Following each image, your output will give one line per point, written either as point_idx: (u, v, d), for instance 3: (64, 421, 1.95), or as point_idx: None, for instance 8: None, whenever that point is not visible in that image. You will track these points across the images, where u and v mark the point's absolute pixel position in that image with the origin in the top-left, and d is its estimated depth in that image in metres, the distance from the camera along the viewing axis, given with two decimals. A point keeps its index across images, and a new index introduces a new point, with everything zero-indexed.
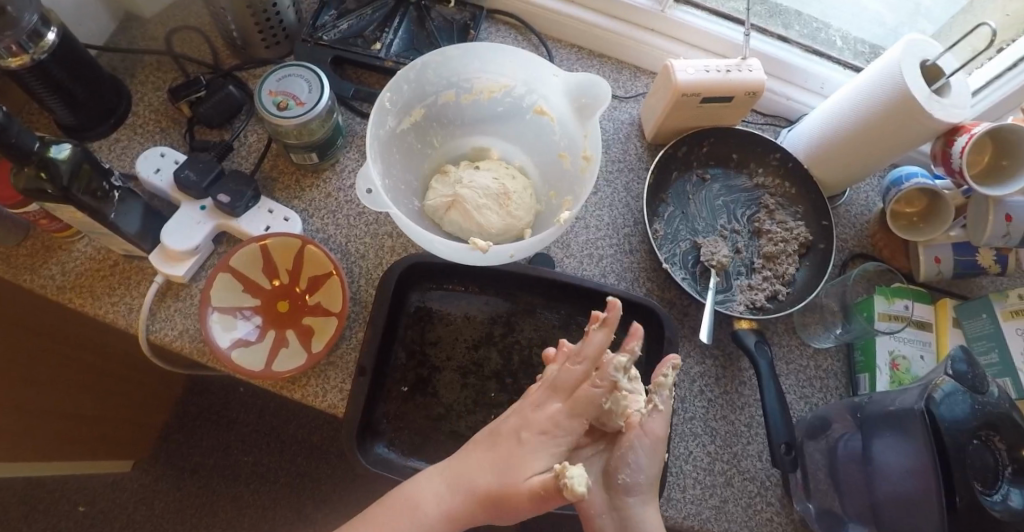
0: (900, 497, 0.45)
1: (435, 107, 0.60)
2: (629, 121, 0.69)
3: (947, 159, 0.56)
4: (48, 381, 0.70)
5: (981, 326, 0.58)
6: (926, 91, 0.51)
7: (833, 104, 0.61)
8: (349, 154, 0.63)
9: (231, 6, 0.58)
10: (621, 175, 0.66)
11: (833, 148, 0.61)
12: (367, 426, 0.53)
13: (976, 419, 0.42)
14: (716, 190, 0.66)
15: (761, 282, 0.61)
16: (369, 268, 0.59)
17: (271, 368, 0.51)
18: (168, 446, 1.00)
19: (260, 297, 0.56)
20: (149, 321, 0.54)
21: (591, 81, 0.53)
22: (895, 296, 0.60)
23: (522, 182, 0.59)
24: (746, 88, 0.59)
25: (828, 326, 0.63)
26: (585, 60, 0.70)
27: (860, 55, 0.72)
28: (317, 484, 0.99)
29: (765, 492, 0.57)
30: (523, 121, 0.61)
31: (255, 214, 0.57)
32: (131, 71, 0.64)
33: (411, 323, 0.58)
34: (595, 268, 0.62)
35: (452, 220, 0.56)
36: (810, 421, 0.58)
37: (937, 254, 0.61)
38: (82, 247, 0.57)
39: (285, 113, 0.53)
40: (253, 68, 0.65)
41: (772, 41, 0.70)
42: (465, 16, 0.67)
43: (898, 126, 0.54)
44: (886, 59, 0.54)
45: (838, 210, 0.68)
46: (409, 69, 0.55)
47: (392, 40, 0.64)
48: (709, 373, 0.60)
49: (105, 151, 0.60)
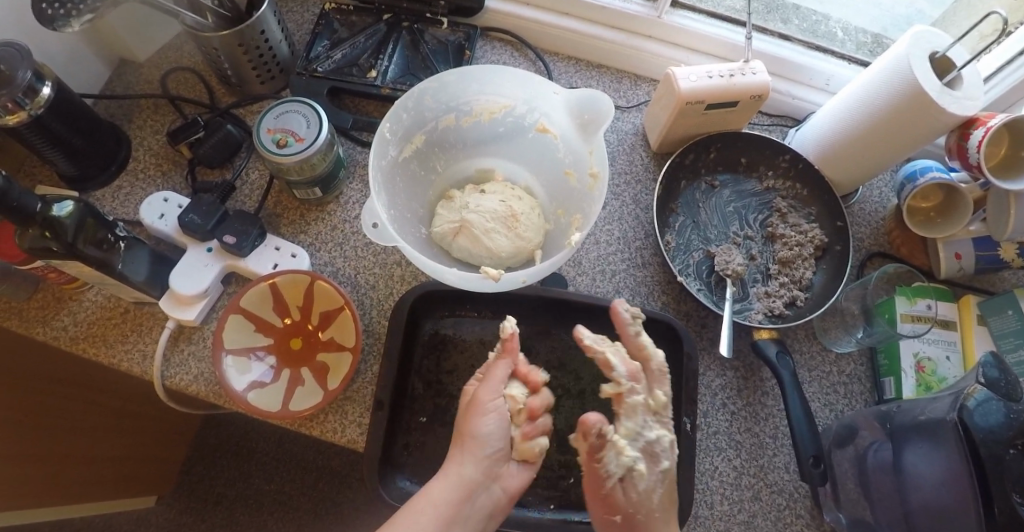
0: (939, 508, 0.43)
1: (435, 132, 0.59)
2: (633, 131, 0.67)
3: (963, 154, 0.54)
4: (70, 428, 0.70)
5: (1007, 323, 0.56)
6: (938, 84, 0.50)
7: (840, 102, 0.59)
8: (352, 185, 0.63)
9: (224, 45, 0.57)
10: (629, 186, 0.65)
11: (842, 146, 0.60)
12: (388, 461, 0.52)
13: (1014, 429, 0.40)
14: (726, 195, 0.64)
15: (779, 288, 0.60)
16: (380, 300, 0.59)
17: (288, 408, 0.51)
18: (190, 478, 1.00)
19: (272, 336, 0.56)
20: (164, 367, 0.54)
21: (592, 97, 0.52)
22: (917, 296, 0.58)
23: (528, 202, 0.58)
24: (751, 92, 0.58)
25: (850, 330, 0.61)
26: (584, 72, 0.69)
27: (863, 47, 0.70)
28: (339, 510, 0.99)
29: (794, 503, 0.56)
30: (526, 139, 0.60)
31: (262, 253, 0.57)
32: (128, 116, 0.64)
33: (426, 352, 0.57)
34: (608, 284, 0.61)
35: (461, 245, 0.55)
36: (837, 429, 0.57)
37: (957, 250, 0.59)
38: (93, 297, 0.57)
39: (285, 151, 0.53)
40: (250, 104, 0.65)
41: (772, 40, 0.68)
42: (459, 36, 0.66)
43: (907, 122, 0.53)
44: (892, 55, 0.52)
45: (852, 208, 0.67)
46: (406, 97, 0.54)
47: (387, 66, 0.64)
48: (730, 385, 0.59)
49: (109, 199, 0.60)
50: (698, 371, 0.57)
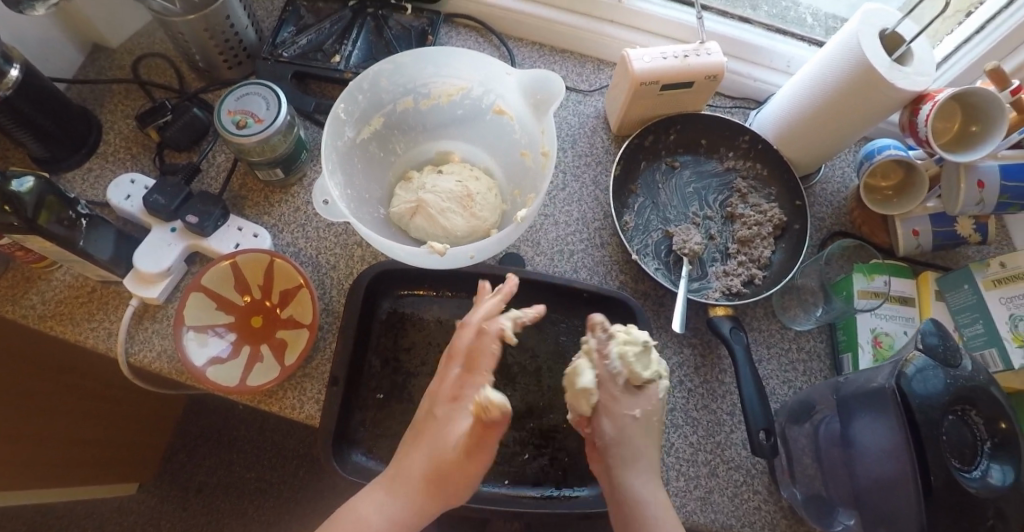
0: (881, 478, 0.43)
1: (394, 114, 0.60)
2: (595, 115, 0.68)
3: (913, 129, 0.54)
4: (46, 409, 0.71)
5: (964, 297, 0.56)
6: (886, 60, 0.50)
7: (797, 81, 0.60)
8: (316, 167, 0.64)
9: (189, 31, 0.59)
10: (589, 168, 0.66)
11: (800, 126, 0.60)
12: (343, 435, 0.53)
13: (950, 395, 0.41)
14: (686, 176, 0.65)
15: (737, 267, 0.60)
16: (341, 279, 0.60)
17: (246, 383, 0.52)
18: (173, 466, 1.01)
19: (234, 313, 0.57)
20: (128, 344, 0.55)
21: (544, 77, 0.53)
22: (874, 272, 0.59)
23: (485, 183, 0.59)
24: (705, 73, 0.58)
25: (809, 308, 0.62)
26: (547, 56, 0.70)
27: (832, 32, 0.70)
28: (319, 497, 1.00)
29: (751, 480, 0.56)
30: (484, 122, 0.61)
31: (225, 232, 0.58)
32: (100, 100, 0.65)
33: (384, 329, 0.58)
34: (566, 264, 0.61)
35: (417, 225, 0.56)
36: (793, 406, 0.57)
37: (915, 227, 0.59)
38: (61, 276, 0.58)
39: (244, 131, 0.54)
40: (218, 89, 0.66)
41: (733, 23, 0.69)
42: (423, 22, 0.68)
43: (860, 99, 0.53)
44: (844, 33, 0.53)
45: (813, 188, 0.67)
46: (361, 79, 0.55)
47: (351, 51, 0.65)
48: (687, 362, 0.60)
49: (78, 182, 0.61)
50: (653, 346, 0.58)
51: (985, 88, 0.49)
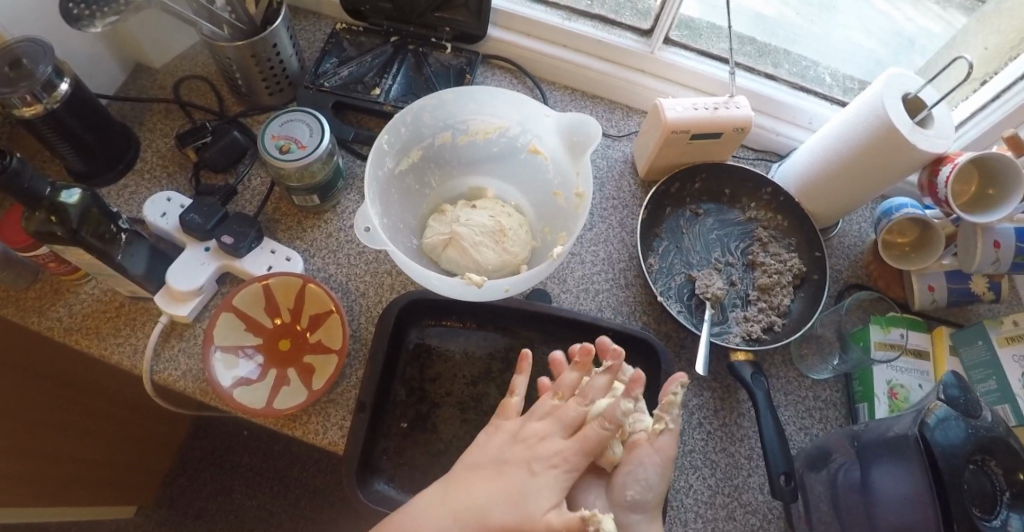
0: (901, 525, 0.44)
1: (432, 148, 0.62)
2: (622, 159, 0.71)
3: (933, 190, 0.57)
4: (57, 426, 0.70)
5: (978, 352, 0.58)
6: (908, 122, 0.53)
7: (819, 138, 0.62)
8: (350, 196, 0.65)
9: (236, 56, 0.61)
10: (616, 210, 0.68)
11: (822, 180, 0.63)
12: (366, 463, 0.53)
13: (971, 444, 0.41)
14: (709, 223, 0.67)
15: (757, 313, 0.62)
16: (370, 306, 0.60)
17: (272, 407, 0.52)
18: (171, 489, 0.99)
19: (262, 336, 0.57)
20: (154, 361, 0.55)
21: (581, 121, 0.55)
22: (890, 325, 0.61)
23: (517, 219, 0.60)
24: (733, 125, 0.61)
25: (825, 356, 0.63)
26: (578, 101, 0.73)
27: (850, 92, 0.73)
28: (317, 527, 0.97)
29: (768, 525, 0.56)
30: (518, 160, 0.63)
31: (258, 255, 0.59)
32: (139, 118, 0.67)
33: (411, 359, 0.58)
34: (591, 302, 0.62)
35: (449, 257, 0.57)
36: (810, 452, 0.58)
37: (930, 283, 0.61)
38: (90, 289, 0.58)
39: (287, 157, 0.55)
40: (258, 114, 0.68)
41: (757, 79, 0.73)
42: (461, 61, 0.70)
43: (882, 158, 0.56)
44: (868, 95, 0.55)
45: (830, 241, 0.69)
46: (405, 113, 0.57)
47: (391, 85, 0.67)
48: (707, 405, 0.60)
49: (114, 196, 0.62)
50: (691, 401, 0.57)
51: (1004, 155, 0.52)
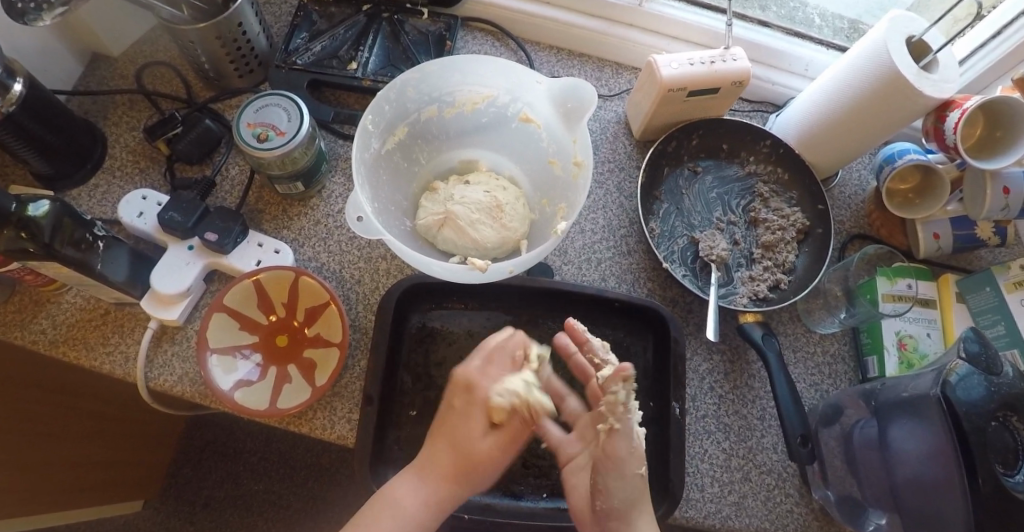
0: (921, 482, 0.44)
1: (418, 123, 0.59)
2: (615, 120, 0.68)
3: (940, 136, 0.55)
4: (50, 431, 0.68)
5: (986, 299, 0.58)
6: (914, 67, 0.51)
7: (819, 86, 0.60)
8: (334, 178, 0.62)
9: (199, 38, 0.56)
10: (613, 175, 0.65)
11: (822, 130, 0.61)
12: (378, 455, 0.52)
13: (993, 402, 0.42)
14: (709, 181, 0.65)
15: (763, 272, 0.61)
16: (367, 294, 0.58)
17: (276, 406, 0.50)
18: (177, 482, 0.99)
19: (258, 333, 0.55)
20: (148, 369, 0.53)
21: (575, 85, 0.52)
22: (897, 276, 0.60)
23: (513, 192, 0.58)
24: (731, 78, 0.58)
25: (832, 310, 0.62)
26: (566, 60, 0.70)
27: (840, 32, 0.72)
28: (329, 506, 0.98)
29: (783, 483, 0.57)
30: (509, 130, 0.60)
31: (245, 249, 0.56)
32: (102, 112, 0.62)
33: (414, 344, 0.57)
34: (594, 273, 0.61)
35: (446, 237, 0.54)
36: (822, 409, 0.58)
37: (936, 231, 0.60)
38: (71, 298, 0.56)
39: (265, 145, 0.52)
40: (228, 98, 0.64)
41: (749, 26, 0.69)
42: (440, 27, 0.66)
43: (886, 106, 0.54)
44: (870, 39, 0.53)
45: (831, 191, 0.68)
46: (388, 89, 0.54)
47: (367, 57, 0.63)
48: (717, 369, 0.60)
49: (85, 198, 0.58)
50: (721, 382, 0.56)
51: (1013, 96, 0.51)
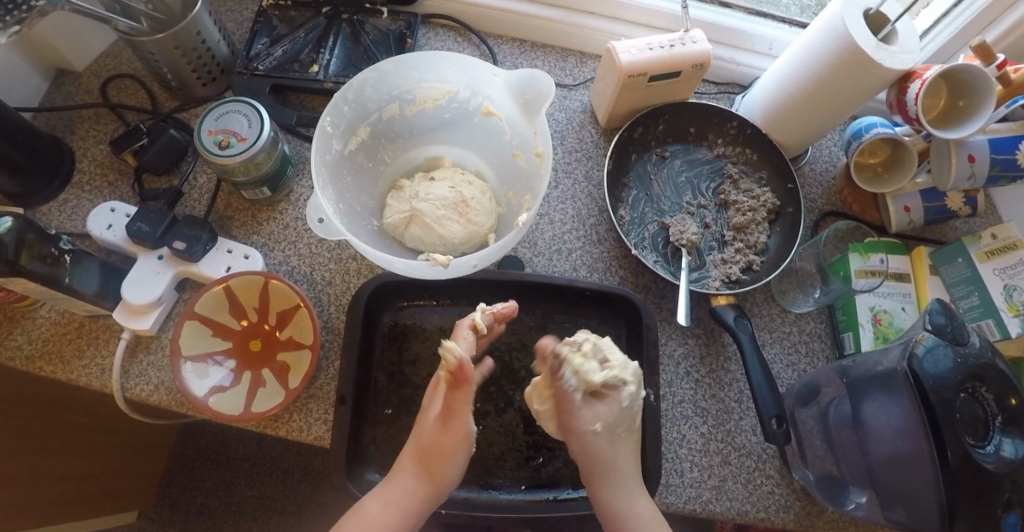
0: (893, 457, 0.44)
1: (380, 122, 0.59)
2: (582, 109, 0.68)
3: (903, 108, 0.55)
4: (39, 446, 0.68)
5: (959, 270, 0.58)
6: (872, 40, 0.50)
7: (782, 65, 0.60)
8: (302, 181, 0.62)
9: (159, 49, 0.57)
10: (581, 164, 0.65)
11: (788, 109, 0.61)
12: (354, 453, 0.52)
13: (960, 374, 0.42)
14: (678, 166, 0.65)
15: (734, 254, 0.60)
16: (338, 295, 0.58)
17: (250, 410, 0.51)
18: (173, 492, 0.99)
19: (231, 339, 0.55)
20: (124, 379, 0.54)
21: (532, 76, 0.52)
22: (870, 251, 0.60)
23: (478, 186, 0.58)
24: (692, 61, 0.58)
25: (806, 290, 0.62)
26: (530, 52, 0.70)
27: (805, 10, 0.72)
28: (324, 508, 0.99)
29: (763, 465, 0.57)
30: (472, 124, 0.60)
31: (215, 256, 0.57)
32: (69, 127, 0.63)
33: (387, 342, 0.57)
34: (565, 263, 0.61)
35: (412, 235, 0.55)
36: (800, 388, 0.58)
37: (906, 203, 0.60)
38: (45, 313, 0.56)
39: (227, 151, 0.52)
40: (193, 107, 0.64)
41: (712, 8, 0.69)
42: (400, 25, 0.66)
43: (848, 80, 0.53)
44: (828, 15, 0.52)
45: (802, 169, 0.67)
46: (345, 90, 0.54)
47: (329, 59, 0.63)
48: (692, 353, 0.60)
49: (55, 214, 0.59)
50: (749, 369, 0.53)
51: (972, 64, 0.50)
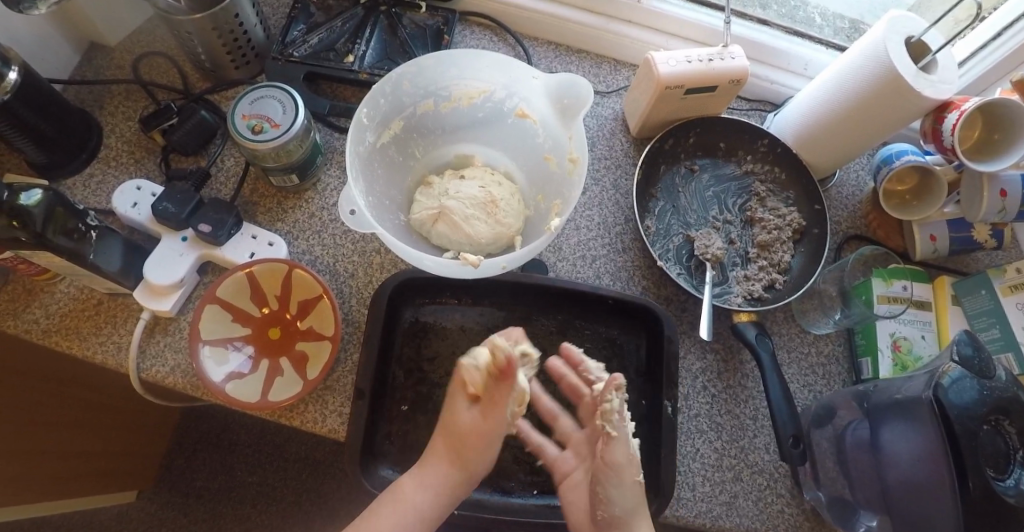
0: (912, 484, 0.44)
1: (414, 117, 0.58)
2: (612, 117, 0.67)
3: (937, 137, 0.55)
4: (44, 420, 0.68)
5: (981, 302, 0.58)
6: (913, 67, 0.50)
7: (817, 85, 0.60)
8: (330, 171, 0.62)
9: (196, 29, 0.56)
10: (609, 172, 0.65)
11: (820, 130, 0.61)
12: (369, 449, 0.52)
13: (985, 406, 0.42)
14: (706, 180, 0.65)
15: (758, 271, 0.60)
16: (361, 288, 0.58)
17: (267, 398, 0.50)
18: (171, 474, 0.99)
19: (250, 326, 0.55)
20: (140, 359, 0.53)
21: (572, 81, 0.52)
22: (892, 278, 0.59)
23: (508, 188, 0.57)
24: (730, 77, 0.58)
25: (827, 312, 0.62)
26: (564, 57, 0.70)
27: (841, 32, 0.72)
28: (323, 499, 0.98)
29: (775, 483, 0.57)
30: (505, 125, 0.60)
31: (239, 241, 0.56)
32: (98, 102, 0.62)
33: (408, 338, 0.57)
34: (588, 270, 0.61)
35: (440, 232, 0.54)
36: (816, 409, 0.58)
37: (932, 233, 0.60)
38: (64, 288, 0.56)
39: (260, 137, 0.52)
40: (225, 90, 0.64)
41: (748, 24, 0.69)
42: (438, 20, 0.66)
43: (884, 106, 0.53)
44: (869, 39, 0.52)
45: (829, 191, 0.68)
46: (383, 82, 0.53)
47: (364, 50, 0.63)
48: (710, 368, 0.60)
49: (80, 188, 0.58)
50: (769, 380, 0.54)
51: (1012, 99, 0.50)
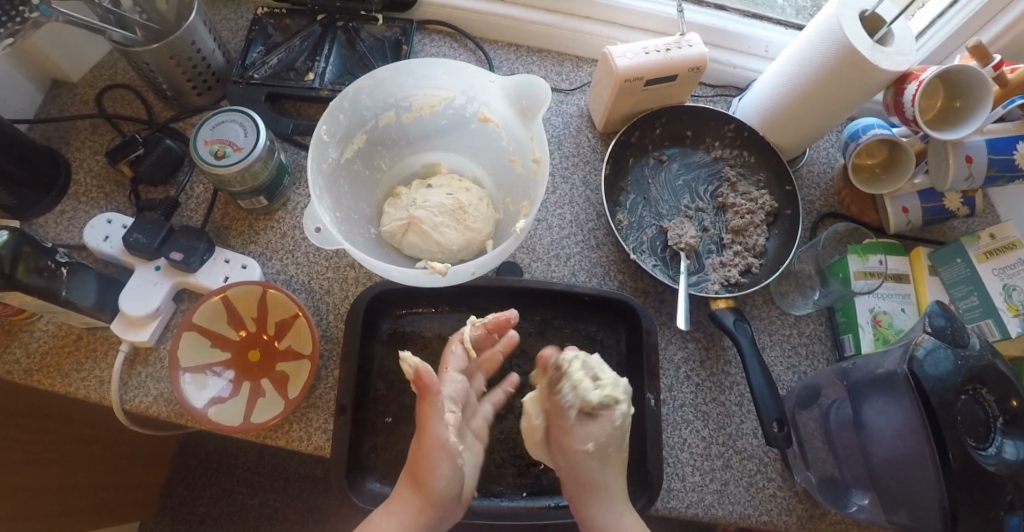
0: (896, 460, 0.44)
1: (377, 130, 0.59)
2: (578, 114, 0.68)
3: (900, 110, 0.55)
4: (40, 459, 0.68)
5: (958, 271, 0.58)
6: (868, 41, 0.50)
7: (777, 67, 0.60)
8: (299, 190, 0.62)
9: (154, 60, 0.56)
10: (578, 168, 0.65)
11: (784, 111, 0.60)
12: (355, 463, 0.52)
13: (961, 375, 0.42)
14: (675, 169, 0.65)
15: (733, 257, 0.60)
16: (337, 303, 0.58)
17: (249, 421, 0.50)
18: (174, 501, 0.99)
19: (229, 350, 0.55)
20: (122, 391, 0.53)
21: (529, 82, 0.52)
22: (867, 253, 0.60)
23: (476, 193, 0.57)
24: (689, 65, 0.58)
25: (805, 292, 0.62)
26: (525, 57, 0.70)
27: (800, 11, 0.72)
28: (325, 516, 0.99)
29: (765, 468, 0.57)
30: (468, 131, 0.60)
31: (212, 266, 0.56)
32: (65, 138, 0.62)
33: (387, 350, 0.57)
34: (564, 268, 0.61)
35: (410, 242, 0.54)
36: (800, 391, 0.58)
37: (904, 205, 0.60)
38: (43, 326, 0.56)
39: (223, 161, 0.52)
40: (189, 117, 0.64)
41: (706, 11, 0.69)
42: (396, 31, 0.66)
43: (844, 82, 0.53)
44: (823, 17, 0.52)
45: (800, 171, 0.68)
46: (341, 98, 0.54)
47: (324, 67, 0.63)
48: (692, 357, 0.60)
49: (52, 225, 0.59)
50: (750, 365, 0.53)
51: (969, 65, 0.50)
